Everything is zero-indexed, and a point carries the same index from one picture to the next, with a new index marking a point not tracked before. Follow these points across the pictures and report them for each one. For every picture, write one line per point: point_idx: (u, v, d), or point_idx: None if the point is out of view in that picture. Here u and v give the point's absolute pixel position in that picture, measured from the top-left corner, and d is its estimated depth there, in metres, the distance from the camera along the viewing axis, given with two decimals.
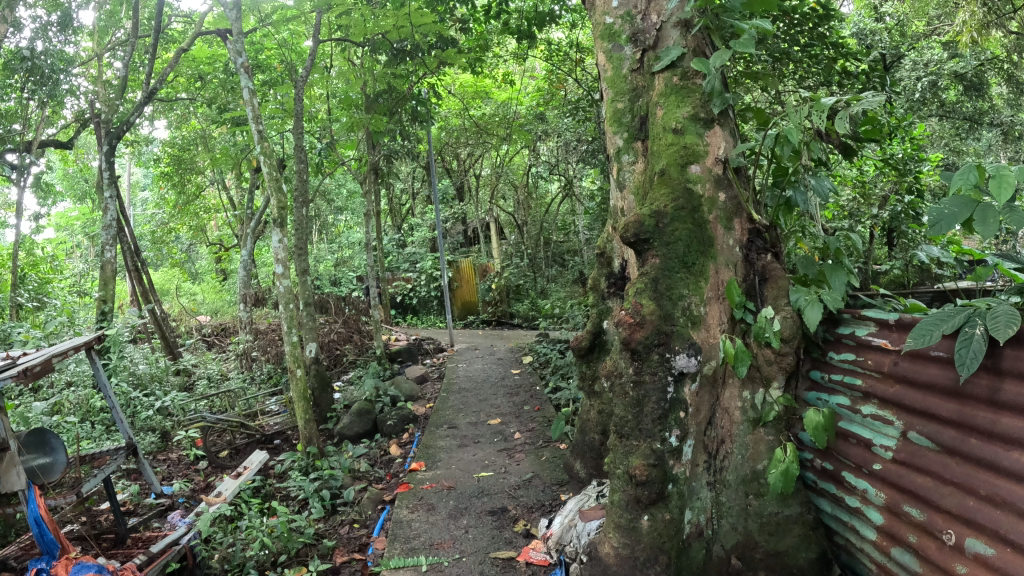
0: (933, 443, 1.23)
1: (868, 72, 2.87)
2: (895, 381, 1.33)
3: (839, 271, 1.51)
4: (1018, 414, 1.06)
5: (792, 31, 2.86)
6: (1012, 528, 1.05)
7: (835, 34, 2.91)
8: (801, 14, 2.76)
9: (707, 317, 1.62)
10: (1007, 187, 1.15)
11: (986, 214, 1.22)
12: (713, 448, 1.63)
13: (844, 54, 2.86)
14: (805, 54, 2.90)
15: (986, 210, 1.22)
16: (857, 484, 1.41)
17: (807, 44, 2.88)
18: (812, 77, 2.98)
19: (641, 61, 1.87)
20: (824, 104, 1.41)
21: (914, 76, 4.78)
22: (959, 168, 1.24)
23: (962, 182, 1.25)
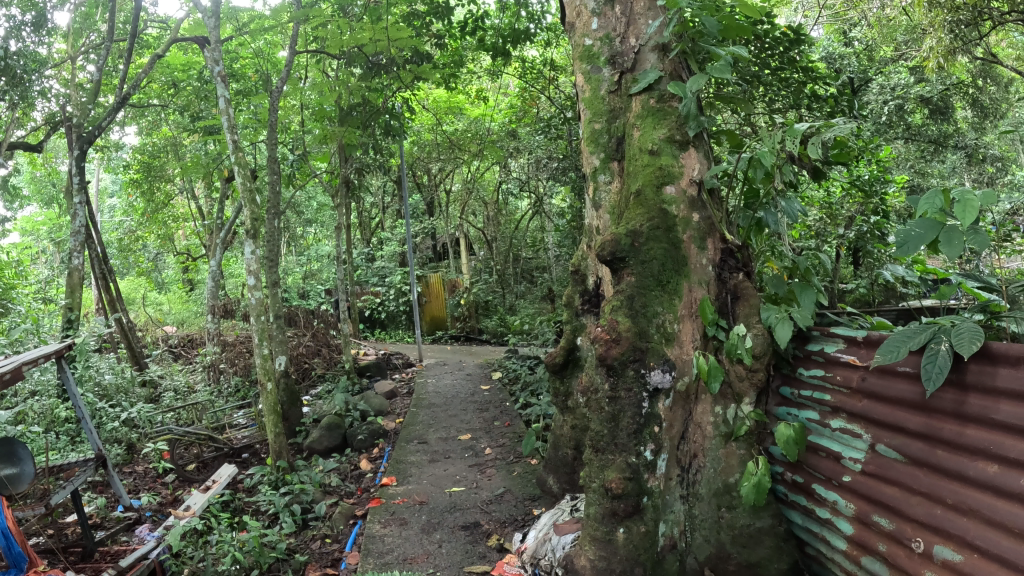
0: (900, 455, 1.27)
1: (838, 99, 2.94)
2: (861, 393, 1.38)
3: (808, 289, 1.54)
4: (983, 425, 1.10)
5: (763, 54, 2.92)
6: (979, 534, 1.09)
7: (806, 60, 2.99)
8: (772, 38, 2.85)
9: (680, 334, 1.66)
10: (971, 210, 1.20)
11: (951, 236, 1.27)
12: (686, 462, 1.66)
13: (813, 78, 2.92)
14: (775, 77, 2.94)
15: (951, 232, 1.26)
16: (827, 496, 1.45)
17: (778, 67, 2.93)
18: (780, 100, 3.02)
19: (619, 83, 1.91)
20: (798, 129, 1.45)
21: (881, 100, 4.95)
22: (925, 193, 1.31)
23: (928, 207, 1.31)
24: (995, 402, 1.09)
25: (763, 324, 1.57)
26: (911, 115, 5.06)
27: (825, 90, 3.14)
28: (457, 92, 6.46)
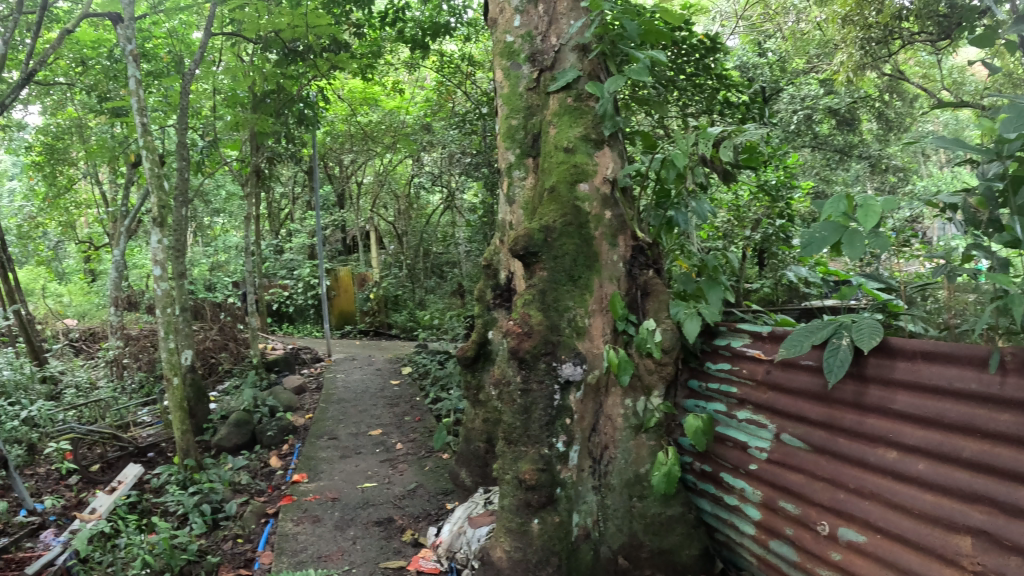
0: (804, 443, 1.34)
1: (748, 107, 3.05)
2: (764, 385, 1.45)
3: (715, 287, 1.61)
4: (882, 414, 1.19)
5: (680, 60, 3.01)
6: (881, 516, 1.17)
7: (722, 66, 3.09)
8: (688, 45, 2.93)
9: (591, 328, 1.70)
10: (873, 214, 1.29)
11: (853, 238, 1.34)
12: (598, 453, 1.70)
13: (725, 86, 3.04)
14: (690, 83, 3.05)
15: (853, 234, 1.34)
16: (735, 483, 1.51)
17: (693, 73, 3.03)
18: (694, 105, 3.14)
19: (537, 80, 1.93)
20: (712, 132, 1.53)
21: (792, 109, 5.14)
22: (830, 197, 1.39)
23: (833, 210, 1.39)
24: (892, 393, 1.17)
25: (673, 320, 1.63)
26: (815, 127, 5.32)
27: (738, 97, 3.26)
28: (373, 83, 6.38)
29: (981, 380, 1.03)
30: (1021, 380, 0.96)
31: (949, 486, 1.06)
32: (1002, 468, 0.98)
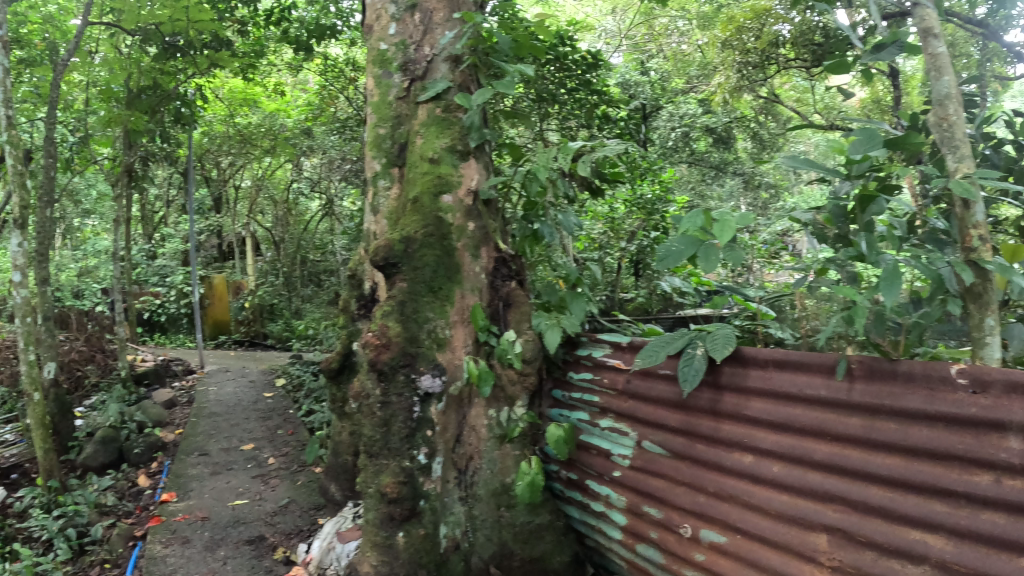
0: (664, 449, 1.40)
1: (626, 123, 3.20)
2: (625, 394, 1.50)
3: (578, 298, 1.66)
4: (737, 420, 1.27)
5: (562, 74, 3.08)
6: (740, 517, 1.23)
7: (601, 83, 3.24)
8: (572, 60, 3.03)
9: (452, 340, 1.69)
10: (729, 232, 1.23)
11: (709, 254, 1.28)
12: (462, 464, 1.69)
13: (605, 102, 3.14)
14: (571, 97, 3.12)
15: (709, 251, 1.28)
16: (600, 490, 1.54)
17: (573, 88, 3.10)
18: (574, 119, 3.17)
19: (408, 89, 1.88)
20: (572, 146, 1.57)
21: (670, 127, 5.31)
22: (689, 212, 1.29)
23: (690, 225, 1.30)
24: (747, 400, 1.25)
25: (533, 330, 1.68)
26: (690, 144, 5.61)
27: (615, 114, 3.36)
28: (254, 83, 6.17)
29: (830, 387, 1.13)
30: (868, 385, 1.08)
31: (804, 487, 1.14)
32: (854, 467, 1.08)
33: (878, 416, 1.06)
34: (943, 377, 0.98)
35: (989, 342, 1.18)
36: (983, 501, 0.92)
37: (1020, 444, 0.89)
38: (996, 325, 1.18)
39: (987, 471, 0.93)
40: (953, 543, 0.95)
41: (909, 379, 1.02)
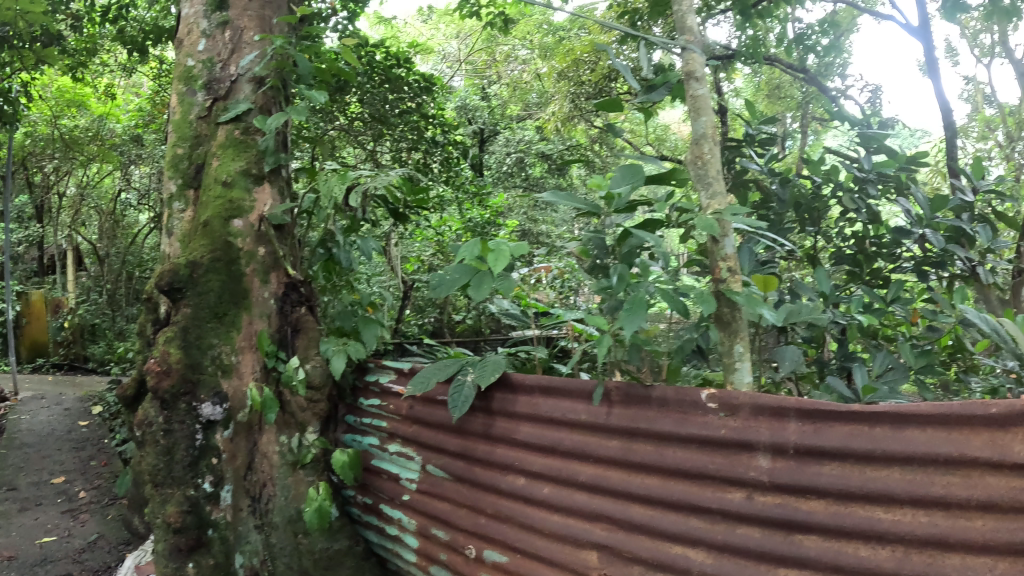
0: (446, 473, 1.48)
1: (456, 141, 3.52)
2: (410, 417, 1.58)
3: (370, 326, 1.74)
4: (507, 443, 1.37)
5: (394, 98, 3.38)
6: (517, 537, 1.32)
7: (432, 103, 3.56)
8: (409, 83, 3.34)
9: (239, 365, 1.71)
10: (502, 260, 1.26)
11: (481, 282, 1.33)
12: (256, 491, 1.69)
13: (434, 125, 3.47)
14: (401, 120, 3.43)
15: (482, 279, 1.33)
16: (393, 514, 1.61)
17: (404, 112, 3.42)
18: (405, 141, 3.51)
19: (209, 109, 1.87)
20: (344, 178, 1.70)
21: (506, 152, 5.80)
22: (465, 242, 1.32)
23: (467, 254, 1.33)
24: (517, 423, 1.36)
25: (321, 356, 1.75)
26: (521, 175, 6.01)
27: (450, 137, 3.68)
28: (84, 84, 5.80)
29: (590, 412, 1.25)
30: (624, 410, 1.21)
31: (572, 505, 1.25)
32: (615, 487, 1.20)
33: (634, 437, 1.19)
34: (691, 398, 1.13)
35: (738, 366, 1.26)
36: (737, 517, 1.07)
37: (768, 462, 1.05)
38: (743, 352, 1.26)
39: (738, 491, 1.08)
40: (714, 556, 1.09)
41: (663, 402, 1.16)
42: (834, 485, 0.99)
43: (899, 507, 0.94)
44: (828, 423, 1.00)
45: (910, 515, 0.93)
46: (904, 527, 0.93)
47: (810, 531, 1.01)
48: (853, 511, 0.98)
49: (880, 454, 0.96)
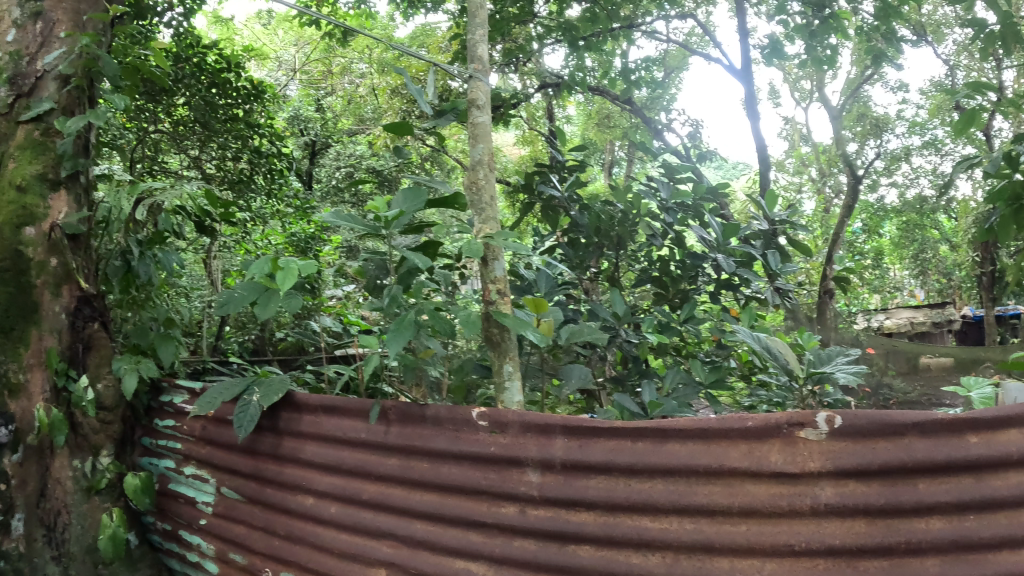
0: (238, 493, 2.17)
1: (278, 154, 4.25)
2: (301, 453, 2.03)
3: (167, 344, 2.44)
4: (292, 466, 2.05)
5: (222, 102, 3.98)
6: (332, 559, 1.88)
7: (264, 113, 4.26)
8: (239, 89, 3.99)
9: (28, 384, 2.26)
10: (289, 280, 1.89)
11: (270, 301, 2.05)
12: (50, 521, 2.24)
13: (257, 135, 4.14)
14: (225, 127, 4.03)
15: (270, 299, 2.05)
16: (193, 538, 2.31)
17: (228, 120, 4.02)
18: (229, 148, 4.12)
19: (12, 105, 2.42)
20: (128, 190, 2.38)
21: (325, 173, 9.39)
22: (292, 263, 1.86)
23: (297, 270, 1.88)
24: (393, 451, 1.87)
25: (112, 375, 2.41)
26: (354, 176, 9.20)
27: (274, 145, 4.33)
28: None
29: (450, 437, 1.77)
30: (399, 429, 1.85)
31: (433, 514, 1.77)
32: (400, 506, 1.82)
33: (480, 462, 1.72)
34: (544, 426, 1.65)
35: (507, 386, 2.12)
36: (513, 531, 1.65)
37: (539, 478, 1.65)
38: (510, 370, 2.12)
39: (516, 503, 1.66)
40: (492, 566, 1.66)
41: (437, 420, 1.79)
42: (603, 499, 1.56)
43: (666, 515, 1.51)
44: (583, 441, 1.61)
45: (677, 521, 1.50)
46: (673, 533, 1.49)
47: (585, 542, 1.57)
48: (621, 519, 1.55)
49: (635, 467, 1.54)
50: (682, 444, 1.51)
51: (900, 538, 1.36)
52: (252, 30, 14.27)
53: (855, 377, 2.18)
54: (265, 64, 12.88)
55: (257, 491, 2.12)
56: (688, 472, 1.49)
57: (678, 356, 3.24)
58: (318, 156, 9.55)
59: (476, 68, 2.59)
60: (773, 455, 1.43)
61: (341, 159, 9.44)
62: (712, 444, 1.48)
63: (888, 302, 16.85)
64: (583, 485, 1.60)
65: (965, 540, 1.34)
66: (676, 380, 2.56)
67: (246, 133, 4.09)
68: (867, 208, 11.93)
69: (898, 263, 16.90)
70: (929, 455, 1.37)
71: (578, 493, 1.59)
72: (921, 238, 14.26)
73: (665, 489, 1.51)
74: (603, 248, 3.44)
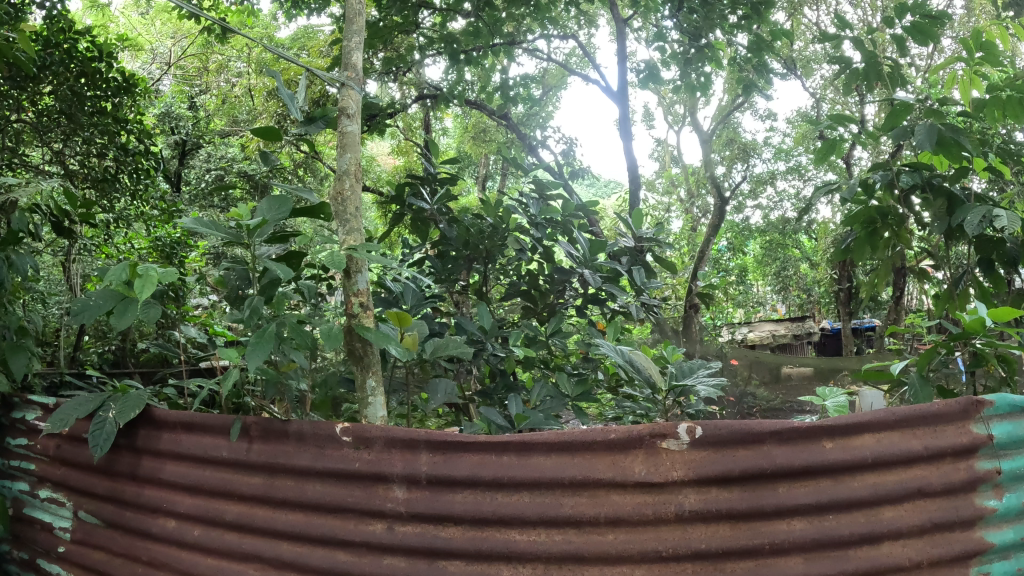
0: (98, 519, 2.14)
1: (147, 153, 4.03)
2: (161, 473, 2.03)
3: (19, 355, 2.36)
4: (154, 488, 2.04)
5: (91, 92, 3.76)
6: None
7: (133, 108, 4.08)
8: (111, 83, 3.79)
9: None
10: (148, 286, 1.85)
11: (126, 308, 1.98)
12: None
13: (129, 131, 3.98)
14: (92, 121, 3.78)
15: (127, 306, 1.97)
16: (51, 565, 2.23)
17: (95, 113, 3.78)
18: (95, 144, 3.85)
19: None
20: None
21: (210, 172, 9.25)
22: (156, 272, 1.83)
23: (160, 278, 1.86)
24: (256, 470, 1.88)
25: None
26: (230, 178, 9.08)
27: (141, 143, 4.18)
28: None
29: (313, 454, 1.81)
30: (260, 449, 1.88)
31: (297, 534, 1.79)
32: (263, 525, 1.84)
33: (345, 480, 1.77)
34: (407, 441, 1.73)
35: (371, 401, 2.22)
36: (384, 547, 1.71)
37: (407, 494, 1.72)
38: (373, 387, 2.22)
39: (384, 520, 1.73)
40: None
41: (302, 437, 1.83)
42: (471, 514, 1.66)
43: (535, 527, 1.64)
44: (452, 457, 1.70)
45: (545, 533, 1.63)
46: (542, 544, 1.62)
47: (455, 558, 1.65)
48: (492, 533, 1.65)
49: (503, 480, 1.66)
50: (547, 458, 1.66)
51: (765, 540, 1.58)
52: (127, 16, 13.75)
53: (715, 389, 2.68)
54: (139, 55, 12.43)
55: (116, 514, 2.09)
56: (553, 484, 1.64)
57: (545, 368, 3.59)
58: (187, 156, 9.38)
59: (350, 75, 2.58)
60: (637, 466, 1.62)
61: (211, 160, 9.59)
62: (578, 456, 1.65)
63: (750, 315, 18.22)
64: (449, 500, 1.69)
65: (825, 538, 1.59)
66: (544, 393, 2.94)
67: (113, 128, 3.85)
68: (731, 228, 14.34)
69: (762, 280, 18.31)
70: (789, 460, 1.61)
71: (446, 508, 1.68)
72: (780, 257, 15.83)
73: (533, 501, 1.65)
74: (473, 261, 3.81)
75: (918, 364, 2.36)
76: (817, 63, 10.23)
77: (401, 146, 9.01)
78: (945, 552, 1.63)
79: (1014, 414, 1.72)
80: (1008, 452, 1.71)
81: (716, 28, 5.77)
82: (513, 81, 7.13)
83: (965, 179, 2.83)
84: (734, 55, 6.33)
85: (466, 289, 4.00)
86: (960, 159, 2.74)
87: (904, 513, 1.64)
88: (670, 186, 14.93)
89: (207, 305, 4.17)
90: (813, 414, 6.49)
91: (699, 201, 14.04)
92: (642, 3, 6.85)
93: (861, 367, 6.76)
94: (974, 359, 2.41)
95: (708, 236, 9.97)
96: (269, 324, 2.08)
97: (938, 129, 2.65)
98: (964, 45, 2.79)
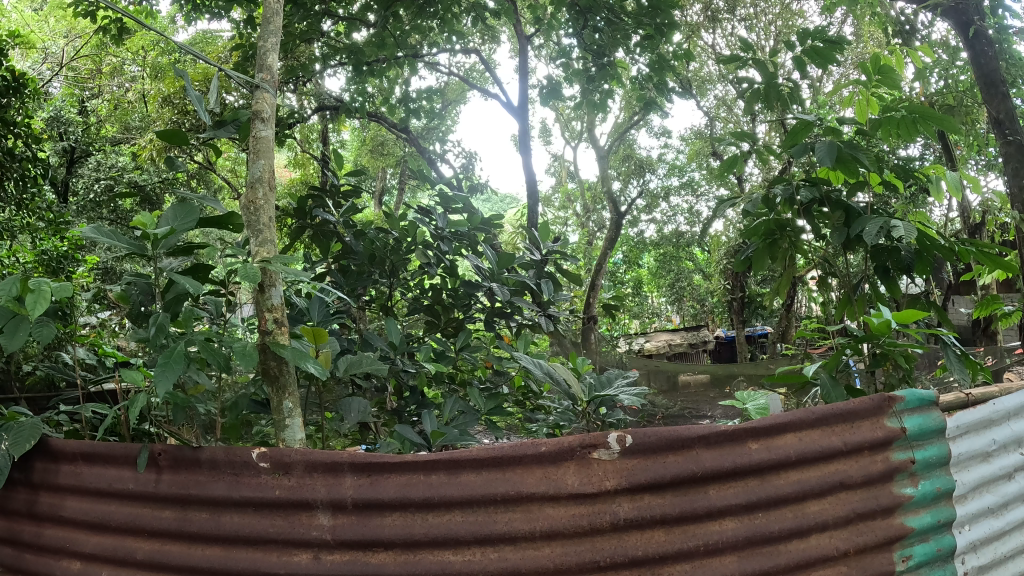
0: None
1: (34, 159, 3.83)
2: (62, 510, 1.85)
3: None
4: (54, 528, 1.86)
5: None
6: None
7: (20, 110, 3.84)
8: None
9: None
10: (41, 302, 1.68)
11: (18, 329, 1.80)
12: None
13: (15, 133, 3.69)
14: None
15: (19, 326, 1.79)
16: None
17: None
18: None
19: None
20: None
21: (97, 181, 8.66)
22: (55, 287, 1.67)
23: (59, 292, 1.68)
24: (166, 503, 1.74)
25: None
26: (117, 189, 8.53)
27: (27, 147, 3.88)
28: None
29: (229, 482, 1.68)
30: (170, 477, 1.74)
31: (215, 570, 1.65)
32: (176, 562, 1.69)
33: (264, 508, 1.65)
34: (330, 465, 1.64)
35: (288, 423, 2.06)
36: None
37: (333, 521, 1.62)
38: (290, 408, 2.08)
39: (309, 550, 1.61)
40: None
41: (215, 465, 1.70)
42: (401, 537, 1.58)
43: (469, 547, 1.57)
44: (379, 479, 1.62)
45: (480, 552, 1.57)
46: (477, 563, 1.56)
47: None
48: (424, 555, 1.58)
49: (434, 501, 1.59)
50: (477, 474, 1.61)
51: (699, 542, 1.60)
52: (19, 13, 12.88)
53: (634, 398, 2.68)
54: (30, 53, 11.67)
55: (16, 557, 1.91)
56: (486, 501, 1.59)
57: (452, 384, 3.51)
58: (75, 164, 8.74)
59: (264, 78, 2.46)
60: (570, 477, 1.60)
61: (100, 169, 8.85)
62: (508, 470, 1.61)
63: (647, 325, 18.88)
64: (378, 524, 1.60)
65: (756, 536, 1.64)
66: (455, 408, 2.85)
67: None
68: (627, 242, 14.82)
69: (657, 293, 19.03)
70: (715, 463, 1.64)
71: (374, 534, 1.59)
72: (675, 269, 16.50)
73: (464, 521, 1.59)
74: (375, 276, 3.66)
75: (824, 366, 2.49)
76: (710, 84, 10.81)
77: (299, 158, 8.70)
78: (868, 540, 1.71)
79: (922, 407, 1.84)
80: (919, 443, 1.82)
81: (619, 49, 5.94)
82: (415, 95, 7.07)
83: (862, 193, 3.07)
84: (634, 75, 6.55)
85: (371, 304, 3.86)
86: (856, 174, 2.93)
87: (829, 506, 1.71)
88: (568, 201, 15.24)
89: (95, 324, 3.89)
90: (711, 419, 6.78)
91: (595, 216, 14.44)
92: (545, 20, 6.97)
93: (754, 373, 7.12)
94: (873, 359, 2.56)
95: (608, 249, 10.27)
96: (175, 342, 1.91)
97: (837, 146, 2.82)
98: (862, 69, 3.01)
